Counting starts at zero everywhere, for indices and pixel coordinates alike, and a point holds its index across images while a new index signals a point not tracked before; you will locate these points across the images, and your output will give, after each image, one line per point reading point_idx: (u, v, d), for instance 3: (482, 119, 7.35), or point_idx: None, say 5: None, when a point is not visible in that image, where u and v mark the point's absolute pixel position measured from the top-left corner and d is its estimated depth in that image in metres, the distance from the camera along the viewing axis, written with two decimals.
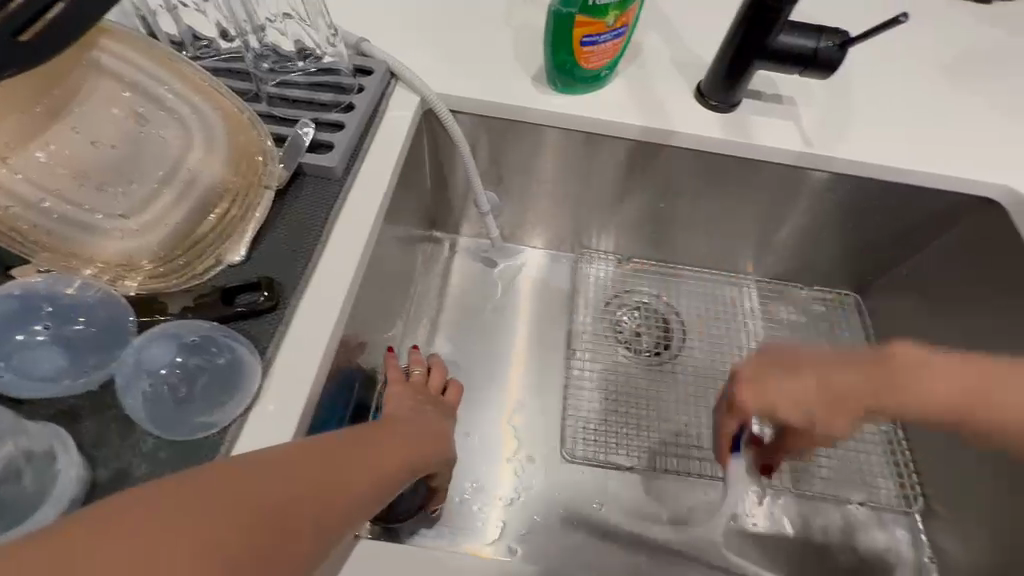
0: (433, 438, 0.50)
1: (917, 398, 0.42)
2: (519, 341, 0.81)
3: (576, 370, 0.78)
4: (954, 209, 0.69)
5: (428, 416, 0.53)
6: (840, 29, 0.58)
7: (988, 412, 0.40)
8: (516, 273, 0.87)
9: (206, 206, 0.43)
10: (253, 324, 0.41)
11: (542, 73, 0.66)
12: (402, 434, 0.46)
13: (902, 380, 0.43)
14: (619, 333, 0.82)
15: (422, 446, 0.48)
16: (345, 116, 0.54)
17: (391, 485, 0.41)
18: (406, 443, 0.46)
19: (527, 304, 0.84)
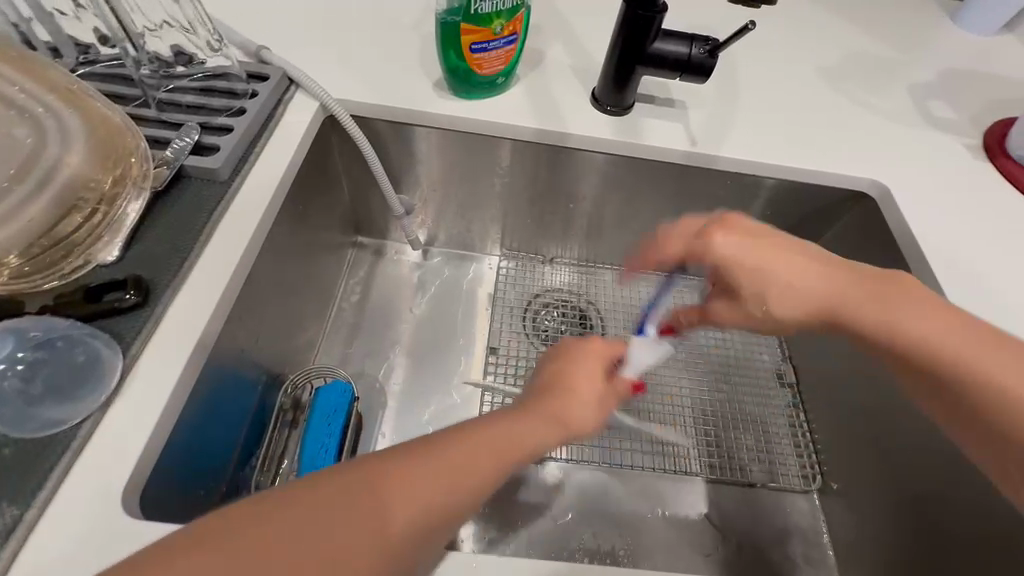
0: (525, 442, 0.39)
1: (901, 334, 0.43)
2: (444, 338, 0.82)
3: (496, 366, 0.80)
4: (833, 207, 0.75)
5: (535, 408, 0.42)
6: (709, 36, 0.62)
7: (948, 359, 0.42)
8: (438, 273, 0.88)
9: (68, 203, 0.43)
10: (117, 322, 0.41)
11: (444, 81, 0.69)
12: (475, 444, 0.37)
13: (884, 316, 0.44)
14: (544, 329, 0.84)
15: (505, 461, 0.38)
16: (234, 119, 0.55)
17: (445, 518, 0.35)
18: (477, 458, 0.37)
19: (451, 304, 0.85)
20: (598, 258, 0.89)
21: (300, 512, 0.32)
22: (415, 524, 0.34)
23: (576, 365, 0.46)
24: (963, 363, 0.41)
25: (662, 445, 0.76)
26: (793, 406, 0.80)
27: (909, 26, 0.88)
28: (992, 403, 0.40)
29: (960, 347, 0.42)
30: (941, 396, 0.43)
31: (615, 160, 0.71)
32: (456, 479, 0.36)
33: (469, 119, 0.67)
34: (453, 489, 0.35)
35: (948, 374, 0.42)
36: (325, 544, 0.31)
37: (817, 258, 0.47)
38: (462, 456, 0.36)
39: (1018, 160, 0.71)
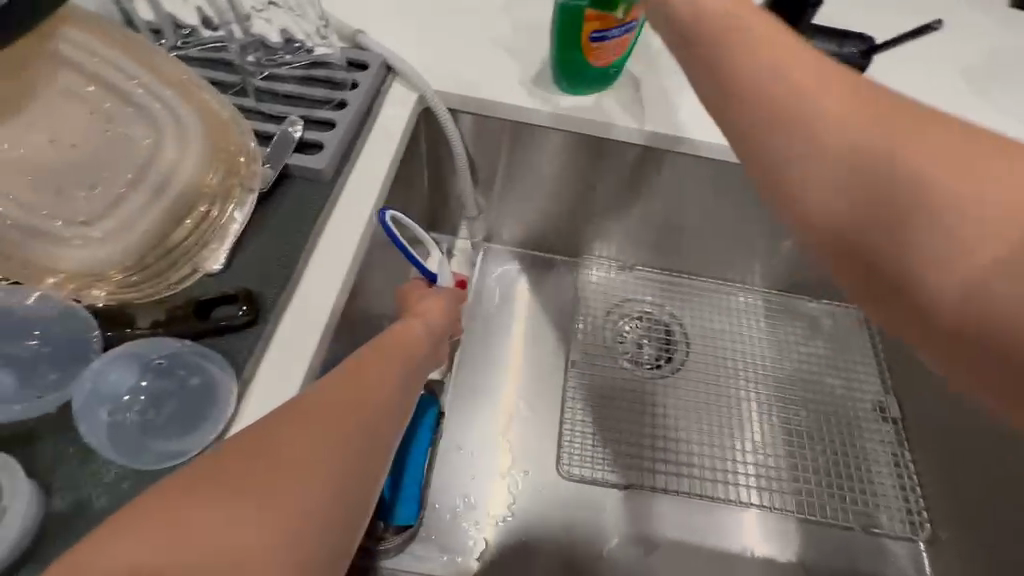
0: (417, 343, 0.45)
1: (898, 178, 0.30)
2: (514, 350, 0.77)
3: (579, 381, 0.75)
4: None
5: (409, 321, 0.47)
6: (864, 34, 0.55)
7: (935, 201, 0.29)
8: (511, 280, 0.82)
9: (182, 212, 0.39)
10: (228, 341, 0.38)
11: (547, 73, 0.63)
12: (389, 348, 0.42)
13: (881, 145, 0.31)
14: (623, 341, 0.79)
15: (414, 356, 0.43)
16: (336, 113, 0.50)
17: (412, 390, 0.41)
18: (393, 356, 0.41)
19: (521, 313, 0.80)
20: (683, 268, 0.83)
21: (295, 405, 0.34)
22: (397, 384, 0.39)
23: (442, 304, 0.51)
24: (936, 205, 0.29)
25: (749, 475, 0.71)
26: (896, 444, 0.74)
27: None
28: (947, 267, 0.29)
29: (946, 184, 0.29)
30: (884, 258, 0.31)
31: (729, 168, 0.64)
32: (395, 368, 0.40)
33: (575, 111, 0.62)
34: (393, 374, 0.39)
35: (897, 220, 0.30)
36: (330, 425, 0.33)
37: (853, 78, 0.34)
38: (388, 357, 0.41)
39: None
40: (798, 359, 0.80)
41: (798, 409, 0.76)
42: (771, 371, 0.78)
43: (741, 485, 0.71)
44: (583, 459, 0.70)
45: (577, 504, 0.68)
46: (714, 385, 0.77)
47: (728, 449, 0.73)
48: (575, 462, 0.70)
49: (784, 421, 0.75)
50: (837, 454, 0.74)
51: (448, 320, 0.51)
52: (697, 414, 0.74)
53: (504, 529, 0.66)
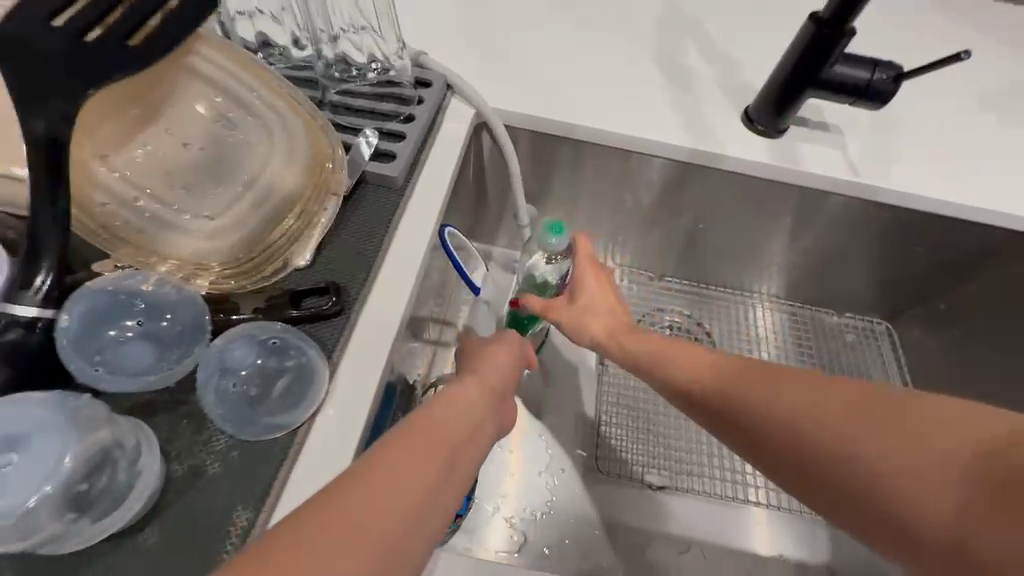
0: (474, 416, 0.39)
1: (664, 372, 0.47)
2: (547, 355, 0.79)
3: (606, 402, 0.77)
4: (992, 246, 0.70)
5: (464, 386, 0.43)
6: (893, 62, 0.59)
7: (679, 374, 0.46)
8: None
9: (279, 214, 0.43)
10: (317, 327, 0.42)
11: (595, 93, 0.68)
12: (439, 416, 0.37)
13: (631, 349, 0.50)
14: (643, 384, 0.80)
15: (472, 429, 0.38)
16: (405, 126, 0.55)
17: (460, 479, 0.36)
18: (443, 426, 0.37)
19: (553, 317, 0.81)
20: (708, 279, 0.86)
21: (330, 498, 0.30)
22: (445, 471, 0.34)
23: (502, 362, 0.47)
24: (687, 383, 0.45)
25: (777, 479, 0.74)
26: None
27: None
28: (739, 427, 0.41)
29: (685, 371, 0.46)
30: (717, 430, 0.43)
31: (760, 184, 0.68)
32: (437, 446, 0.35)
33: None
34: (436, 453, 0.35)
35: (703, 397, 0.44)
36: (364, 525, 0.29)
37: (657, 340, 0.50)
38: (435, 429, 0.36)
39: None
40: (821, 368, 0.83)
41: None
42: None
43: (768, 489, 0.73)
44: (612, 460, 0.73)
45: (610, 501, 0.70)
46: None
47: None
48: (607, 462, 0.73)
49: None
50: None
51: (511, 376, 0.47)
52: None
53: None
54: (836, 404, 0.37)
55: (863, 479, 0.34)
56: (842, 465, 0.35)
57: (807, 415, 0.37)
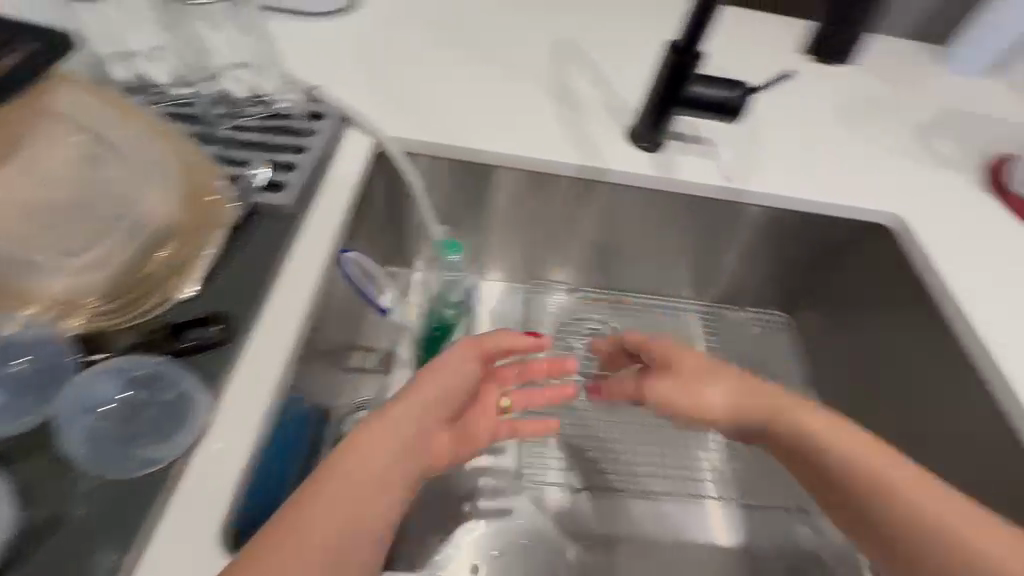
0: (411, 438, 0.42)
1: (704, 415, 0.53)
2: None
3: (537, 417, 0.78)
4: (854, 235, 0.79)
5: (408, 396, 0.44)
6: (744, 82, 0.67)
7: (743, 411, 0.52)
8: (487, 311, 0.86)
9: (154, 246, 0.43)
10: (199, 357, 0.41)
11: (492, 120, 0.73)
12: (376, 442, 0.41)
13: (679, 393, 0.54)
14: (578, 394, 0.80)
15: (408, 450, 0.42)
16: (298, 157, 0.56)
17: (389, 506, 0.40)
18: (379, 453, 0.40)
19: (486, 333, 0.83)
20: (624, 285, 0.90)
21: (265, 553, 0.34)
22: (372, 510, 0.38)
23: (453, 374, 0.46)
24: (717, 424, 0.53)
25: (706, 472, 0.76)
26: None
27: (899, 81, 0.98)
28: (828, 461, 0.47)
29: (726, 416, 0.52)
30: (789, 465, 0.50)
31: (649, 194, 0.74)
32: (372, 477, 0.39)
33: (469, 317, 0.74)
34: (373, 483, 0.39)
35: (777, 442, 0.50)
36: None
37: (717, 381, 0.53)
38: (370, 457, 0.40)
39: (1016, 194, 0.79)
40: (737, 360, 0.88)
41: None
42: None
43: (699, 483, 0.75)
44: (543, 473, 0.73)
45: (535, 512, 0.71)
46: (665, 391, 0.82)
47: (684, 449, 0.77)
48: (539, 477, 0.73)
49: None
50: None
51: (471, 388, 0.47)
52: (653, 421, 0.79)
53: (471, 544, 0.68)
54: (915, 483, 0.45)
55: (923, 519, 0.43)
56: (932, 544, 0.43)
57: (886, 492, 0.45)
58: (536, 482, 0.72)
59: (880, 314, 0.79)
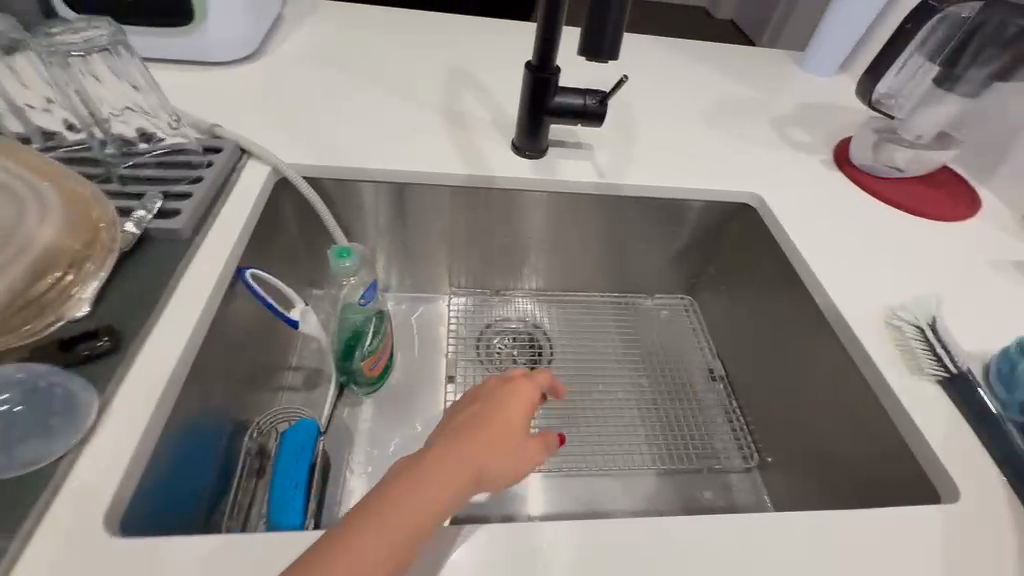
0: (440, 504, 0.40)
1: None
2: (419, 376, 0.86)
3: None
4: (726, 215, 0.89)
5: (442, 460, 0.42)
6: (599, 90, 0.76)
7: None
8: (428, 322, 0.94)
9: (44, 270, 0.46)
10: (89, 366, 0.45)
11: (389, 144, 0.81)
12: (399, 505, 0.38)
13: None
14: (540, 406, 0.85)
15: (437, 517, 0.40)
16: (192, 186, 0.61)
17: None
18: (412, 514, 0.38)
19: (421, 341, 0.91)
20: (538, 286, 0.99)
21: None
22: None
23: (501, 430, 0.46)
24: None
25: (622, 445, 0.83)
26: (727, 397, 0.90)
27: (760, 83, 1.13)
28: None
29: None
30: None
31: (537, 196, 0.84)
32: (396, 544, 0.37)
33: (386, 324, 0.78)
34: (397, 550, 0.37)
35: None
36: None
37: None
38: (398, 521, 0.38)
39: (859, 166, 0.91)
40: (647, 341, 0.95)
41: (650, 383, 0.90)
42: (625, 357, 0.93)
43: (615, 456, 0.81)
44: None
45: None
46: (580, 376, 0.89)
47: (601, 427, 0.84)
48: None
49: (643, 398, 0.88)
50: (686, 412, 0.88)
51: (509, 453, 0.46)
52: (573, 405, 0.85)
53: None
54: None
55: None
56: None
57: None
58: None
59: (757, 279, 0.88)
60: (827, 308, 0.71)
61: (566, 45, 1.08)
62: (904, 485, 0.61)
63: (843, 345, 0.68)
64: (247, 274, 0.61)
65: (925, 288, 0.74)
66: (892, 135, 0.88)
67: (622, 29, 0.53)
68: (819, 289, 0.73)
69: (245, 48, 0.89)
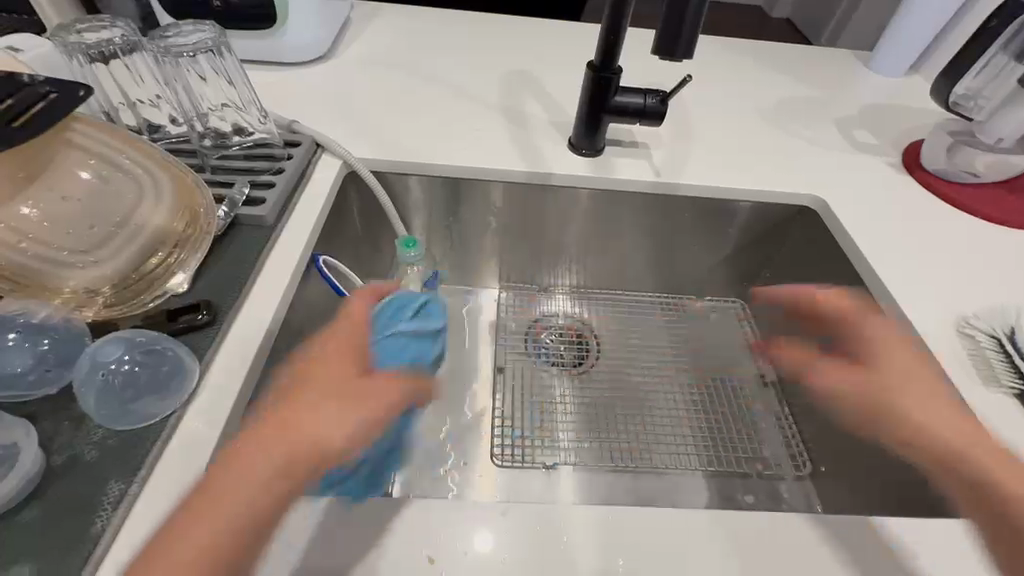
0: (303, 442, 0.40)
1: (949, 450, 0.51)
2: (469, 365, 0.89)
3: (507, 401, 0.85)
4: (784, 218, 0.88)
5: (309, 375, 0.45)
6: (659, 89, 0.76)
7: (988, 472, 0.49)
8: (478, 314, 0.97)
9: (152, 249, 0.52)
10: (191, 336, 0.49)
11: (450, 141, 0.84)
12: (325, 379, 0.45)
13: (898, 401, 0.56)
14: (584, 400, 0.86)
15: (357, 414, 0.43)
16: (275, 177, 0.66)
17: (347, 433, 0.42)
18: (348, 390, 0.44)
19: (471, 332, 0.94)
20: (585, 283, 1.00)
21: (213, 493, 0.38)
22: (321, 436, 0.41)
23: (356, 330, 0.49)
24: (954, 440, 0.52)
25: (666, 444, 0.82)
26: (778, 403, 0.89)
27: (824, 84, 1.09)
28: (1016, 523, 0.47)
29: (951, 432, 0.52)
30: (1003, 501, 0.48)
31: (592, 194, 0.85)
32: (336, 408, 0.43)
33: None
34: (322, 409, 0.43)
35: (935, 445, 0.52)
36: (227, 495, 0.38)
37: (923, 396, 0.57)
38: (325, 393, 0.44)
39: (930, 171, 0.87)
40: (694, 342, 0.94)
41: (696, 385, 0.89)
42: (672, 357, 0.92)
43: (659, 454, 0.81)
44: (511, 451, 0.80)
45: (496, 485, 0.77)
46: (626, 374, 0.89)
47: (646, 425, 0.84)
48: (505, 453, 0.79)
49: (689, 399, 0.88)
50: (734, 416, 0.87)
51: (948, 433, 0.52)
52: (617, 401, 0.86)
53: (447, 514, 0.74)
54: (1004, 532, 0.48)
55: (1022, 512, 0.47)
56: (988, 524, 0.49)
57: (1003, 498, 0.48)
58: (506, 458, 0.79)
59: (817, 283, 0.85)
60: (893, 315, 0.69)
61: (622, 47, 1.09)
62: (975, 498, 0.58)
63: None
64: (321, 261, 0.66)
65: (1002, 299, 0.70)
66: (970, 139, 0.84)
67: (698, 31, 0.54)
68: (886, 296, 0.70)
69: (318, 49, 0.94)
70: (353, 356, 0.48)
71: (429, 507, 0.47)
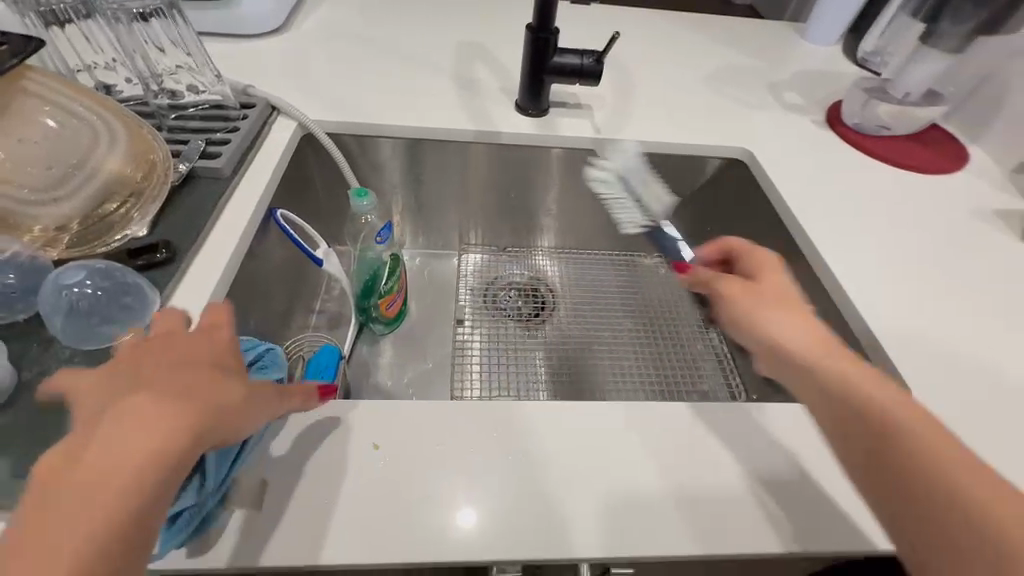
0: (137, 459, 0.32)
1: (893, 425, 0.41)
2: (432, 321, 0.95)
3: (466, 350, 0.90)
4: (719, 172, 0.95)
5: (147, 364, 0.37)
6: (595, 50, 0.82)
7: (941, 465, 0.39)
8: (440, 276, 1.02)
9: (112, 194, 0.55)
10: (152, 271, 0.53)
11: (403, 105, 0.88)
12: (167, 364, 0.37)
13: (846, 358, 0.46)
14: (539, 347, 0.91)
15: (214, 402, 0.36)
16: (231, 135, 0.70)
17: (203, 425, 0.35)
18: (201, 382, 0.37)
19: (433, 293, 0.99)
20: (541, 243, 1.06)
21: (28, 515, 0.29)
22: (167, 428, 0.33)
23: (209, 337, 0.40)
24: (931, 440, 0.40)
25: (615, 382, 0.88)
26: (718, 342, 0.96)
27: (759, 52, 1.17)
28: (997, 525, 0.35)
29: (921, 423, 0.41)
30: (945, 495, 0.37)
31: (539, 153, 0.90)
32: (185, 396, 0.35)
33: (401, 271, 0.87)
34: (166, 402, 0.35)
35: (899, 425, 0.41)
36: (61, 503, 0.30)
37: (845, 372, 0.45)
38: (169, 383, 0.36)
39: (852, 126, 0.94)
40: (642, 293, 1.01)
41: (644, 330, 0.95)
42: (622, 306, 0.98)
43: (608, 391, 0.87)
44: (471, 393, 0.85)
45: None
46: (579, 323, 0.95)
47: (596, 366, 0.90)
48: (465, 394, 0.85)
49: (636, 342, 0.94)
50: (678, 357, 0.93)
51: (801, 343, 0.48)
52: (570, 347, 0.92)
53: None
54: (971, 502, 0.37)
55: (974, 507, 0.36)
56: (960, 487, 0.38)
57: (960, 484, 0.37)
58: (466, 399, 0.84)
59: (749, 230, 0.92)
60: (808, 250, 0.77)
61: (570, 20, 1.14)
62: None
63: (820, 282, 0.74)
64: (279, 213, 0.70)
65: (902, 233, 0.78)
66: (882, 94, 0.91)
67: None
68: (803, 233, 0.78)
69: (274, 22, 0.97)
70: (226, 356, 0.40)
71: (380, 413, 0.52)
